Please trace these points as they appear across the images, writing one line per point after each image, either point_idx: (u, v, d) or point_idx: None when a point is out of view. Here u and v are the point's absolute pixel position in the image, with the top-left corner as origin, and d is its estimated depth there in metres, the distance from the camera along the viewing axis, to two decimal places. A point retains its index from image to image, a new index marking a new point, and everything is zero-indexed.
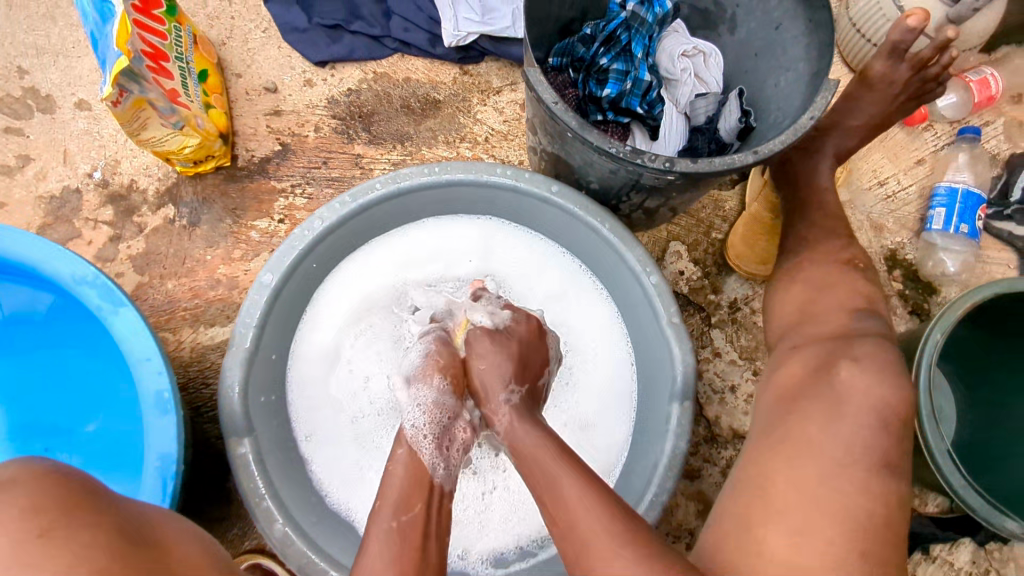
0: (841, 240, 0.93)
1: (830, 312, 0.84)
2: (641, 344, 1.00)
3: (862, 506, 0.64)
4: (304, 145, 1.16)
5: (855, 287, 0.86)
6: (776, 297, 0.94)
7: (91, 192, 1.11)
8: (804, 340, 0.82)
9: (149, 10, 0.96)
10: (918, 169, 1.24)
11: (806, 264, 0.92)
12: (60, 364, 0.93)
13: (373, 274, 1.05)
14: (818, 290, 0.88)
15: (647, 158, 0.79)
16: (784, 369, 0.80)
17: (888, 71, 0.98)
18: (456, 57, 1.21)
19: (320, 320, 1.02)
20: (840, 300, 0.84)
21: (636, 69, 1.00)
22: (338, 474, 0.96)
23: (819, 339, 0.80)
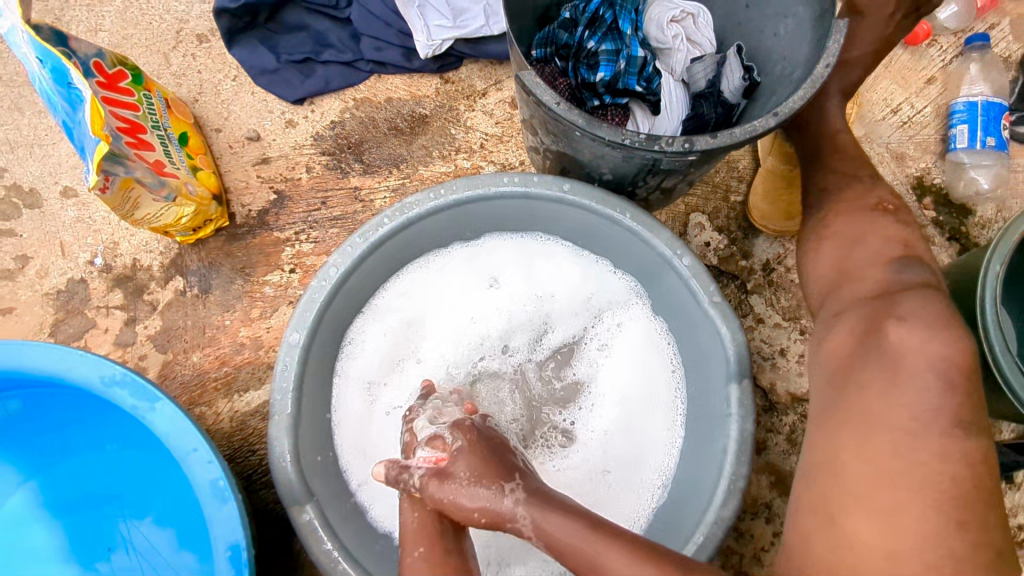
0: (865, 185, 0.90)
1: (864, 267, 0.80)
2: (685, 330, 0.96)
3: (970, 465, 0.61)
4: (299, 189, 1.12)
5: (886, 233, 0.83)
6: (810, 261, 0.88)
7: (96, 279, 1.08)
8: (844, 304, 0.78)
9: (114, 84, 0.93)
10: (930, 89, 1.19)
11: (831, 217, 0.88)
12: (105, 461, 0.91)
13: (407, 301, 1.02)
14: (850, 246, 0.83)
15: (664, 143, 0.75)
16: (830, 339, 0.76)
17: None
18: (435, 67, 1.16)
19: (359, 357, 0.99)
20: (875, 251, 0.81)
21: (627, 47, 0.96)
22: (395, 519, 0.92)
23: (858, 302, 0.76)
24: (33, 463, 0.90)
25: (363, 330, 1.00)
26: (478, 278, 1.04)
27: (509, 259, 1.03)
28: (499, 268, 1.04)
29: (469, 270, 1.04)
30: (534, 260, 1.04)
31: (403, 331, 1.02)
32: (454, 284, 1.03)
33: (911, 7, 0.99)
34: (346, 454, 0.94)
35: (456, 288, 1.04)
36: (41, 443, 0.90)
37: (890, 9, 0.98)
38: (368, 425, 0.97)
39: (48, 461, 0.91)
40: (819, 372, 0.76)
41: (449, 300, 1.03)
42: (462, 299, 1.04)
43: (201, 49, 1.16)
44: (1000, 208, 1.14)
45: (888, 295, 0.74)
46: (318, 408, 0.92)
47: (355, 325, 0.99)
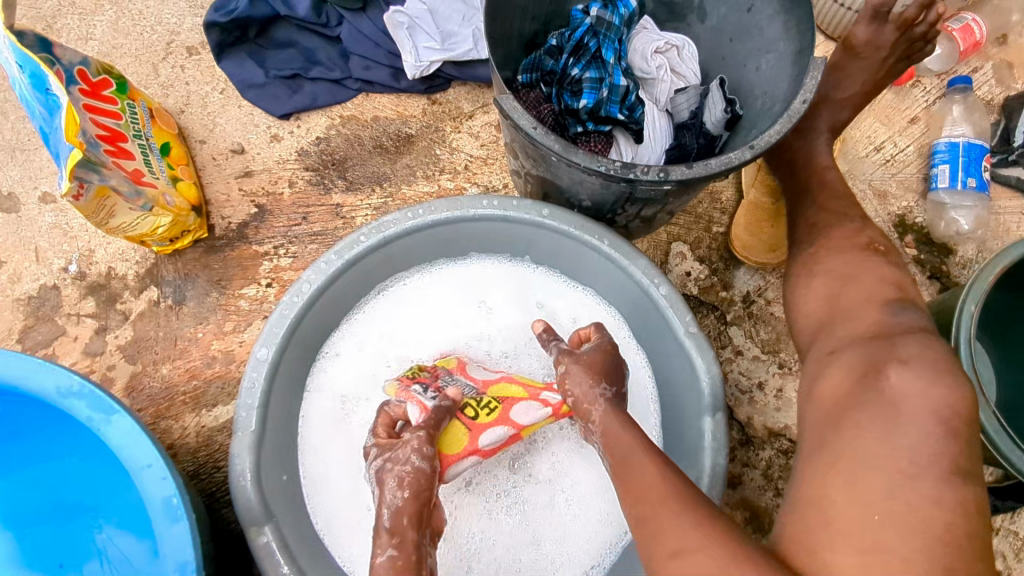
0: (856, 223, 0.88)
1: (857, 305, 0.78)
2: (662, 362, 0.95)
3: (950, 510, 0.58)
4: (280, 203, 1.12)
5: (879, 274, 0.81)
6: (797, 295, 0.87)
7: (69, 287, 1.07)
8: (841, 343, 0.76)
9: (98, 92, 0.93)
10: (914, 128, 1.20)
11: (821, 255, 0.87)
12: (65, 473, 0.88)
13: (398, 303, 1.02)
14: (840, 284, 0.82)
15: (639, 171, 0.74)
16: (825, 378, 0.73)
17: (871, 37, 0.96)
18: (422, 88, 1.16)
19: (340, 355, 0.99)
20: (869, 289, 0.79)
21: (610, 75, 0.96)
22: (341, 527, 0.91)
23: (858, 341, 0.74)
24: None
25: (348, 329, 0.99)
26: (463, 298, 1.03)
27: (502, 280, 1.03)
28: (492, 284, 1.03)
29: (464, 284, 1.03)
30: (523, 283, 1.03)
31: (381, 344, 1.00)
32: (438, 302, 1.02)
33: (903, 53, 0.98)
34: (307, 452, 0.94)
35: (445, 302, 1.03)
36: None
37: (886, 52, 0.97)
38: (334, 439, 0.95)
39: (4, 471, 0.88)
40: (811, 410, 0.73)
41: (438, 309, 1.02)
42: (451, 310, 1.02)
43: (190, 62, 1.17)
44: (981, 249, 1.14)
45: (886, 336, 0.71)
46: (285, 426, 0.91)
47: (332, 336, 0.98)
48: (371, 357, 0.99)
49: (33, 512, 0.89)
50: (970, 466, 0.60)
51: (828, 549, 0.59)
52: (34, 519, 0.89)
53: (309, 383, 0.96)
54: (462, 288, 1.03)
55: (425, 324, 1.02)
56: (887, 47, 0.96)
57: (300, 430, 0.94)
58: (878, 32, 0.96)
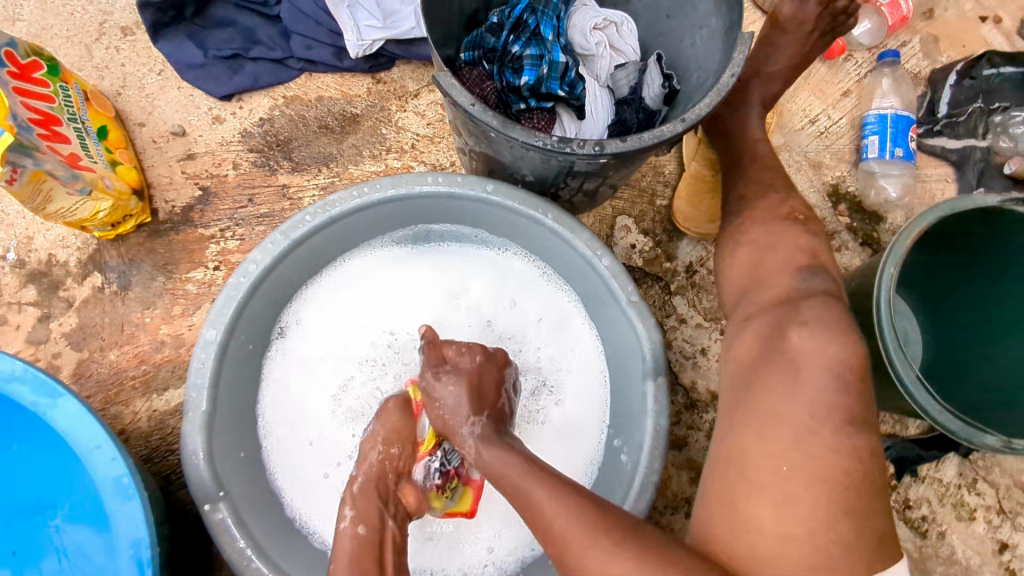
0: (779, 194, 0.91)
1: (773, 272, 0.81)
2: (614, 341, 0.97)
3: (860, 460, 0.63)
4: (225, 185, 1.11)
5: (798, 240, 0.84)
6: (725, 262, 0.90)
7: (9, 275, 1.05)
8: (754, 310, 0.78)
9: (28, 75, 0.91)
10: (846, 101, 1.25)
11: (748, 224, 0.89)
12: (13, 459, 0.87)
13: (363, 271, 1.03)
14: (763, 251, 0.85)
15: (575, 146, 0.77)
16: (740, 342, 0.76)
17: (797, 11, 1.00)
18: (366, 67, 1.16)
19: (305, 322, 1.00)
20: (785, 257, 0.82)
21: (549, 51, 0.97)
22: (296, 490, 0.93)
23: (765, 308, 0.76)
24: None
25: (314, 295, 1.01)
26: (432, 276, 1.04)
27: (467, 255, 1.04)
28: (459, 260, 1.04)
29: (430, 258, 1.04)
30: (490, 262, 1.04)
31: (345, 315, 1.02)
32: (406, 273, 1.04)
33: (828, 26, 1.02)
34: (268, 416, 0.96)
35: (411, 275, 1.04)
36: None
37: (809, 26, 1.00)
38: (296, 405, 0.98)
39: None
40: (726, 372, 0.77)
41: (404, 281, 1.04)
42: (415, 282, 1.04)
43: (125, 42, 1.14)
44: (909, 215, 1.20)
45: (790, 302, 0.74)
46: (236, 405, 0.91)
47: (298, 301, 1.00)
48: (337, 325, 1.01)
49: None
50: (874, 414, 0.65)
51: (754, 499, 0.63)
52: None
53: (272, 348, 0.98)
54: (428, 261, 1.04)
55: (389, 294, 1.03)
56: (811, 21, 1.00)
57: (262, 393, 0.97)
58: (802, 7, 0.99)
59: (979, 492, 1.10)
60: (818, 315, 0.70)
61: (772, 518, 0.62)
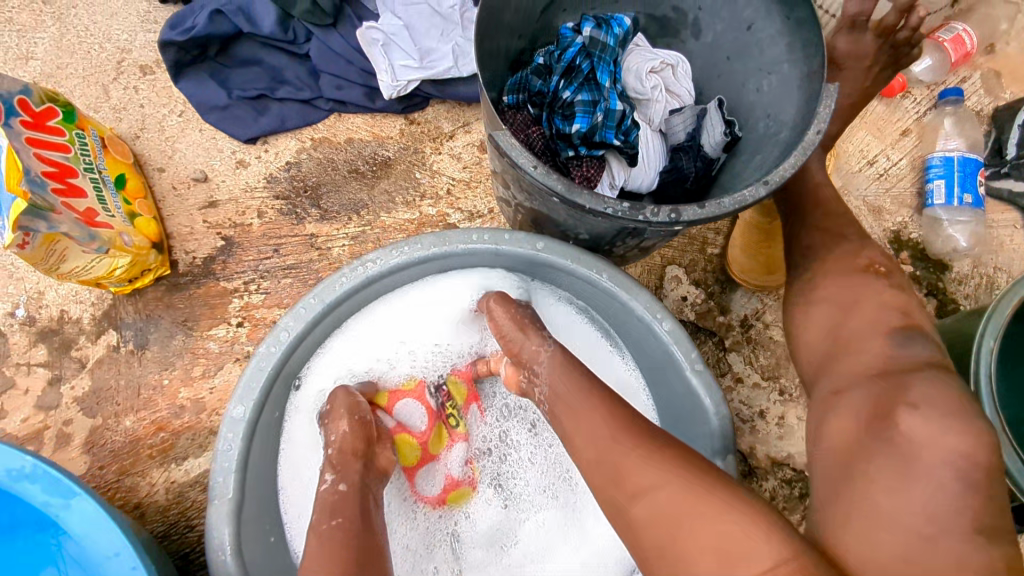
0: (855, 243, 0.86)
1: (864, 337, 0.75)
2: (670, 412, 0.90)
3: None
4: (249, 235, 1.04)
5: (883, 297, 0.78)
6: (800, 322, 0.85)
7: (18, 333, 0.98)
8: (846, 381, 0.72)
9: (41, 123, 0.84)
10: (906, 141, 1.17)
11: (820, 281, 0.84)
12: None
13: (391, 323, 0.93)
14: (846, 311, 0.79)
15: (649, 212, 0.69)
16: (834, 418, 0.69)
17: (853, 47, 0.97)
18: (399, 107, 1.09)
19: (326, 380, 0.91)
20: (874, 318, 0.76)
21: (605, 98, 0.89)
22: None
23: (864, 378, 0.70)
24: None
25: (336, 350, 0.91)
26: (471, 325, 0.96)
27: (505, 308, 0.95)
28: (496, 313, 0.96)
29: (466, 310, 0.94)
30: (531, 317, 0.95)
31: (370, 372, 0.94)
32: (438, 325, 0.94)
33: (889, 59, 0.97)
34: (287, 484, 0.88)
35: (442, 326, 0.95)
36: None
37: (867, 62, 0.97)
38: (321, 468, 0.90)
39: None
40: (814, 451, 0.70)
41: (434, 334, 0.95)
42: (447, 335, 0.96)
43: (144, 82, 1.08)
44: (977, 264, 1.12)
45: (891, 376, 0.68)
46: (264, 483, 0.83)
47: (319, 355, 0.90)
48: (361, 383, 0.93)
49: None
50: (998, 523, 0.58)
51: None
52: None
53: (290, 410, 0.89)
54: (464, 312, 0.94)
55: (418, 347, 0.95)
56: (869, 56, 0.97)
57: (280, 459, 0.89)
58: (858, 42, 0.96)
59: None
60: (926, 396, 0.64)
61: None
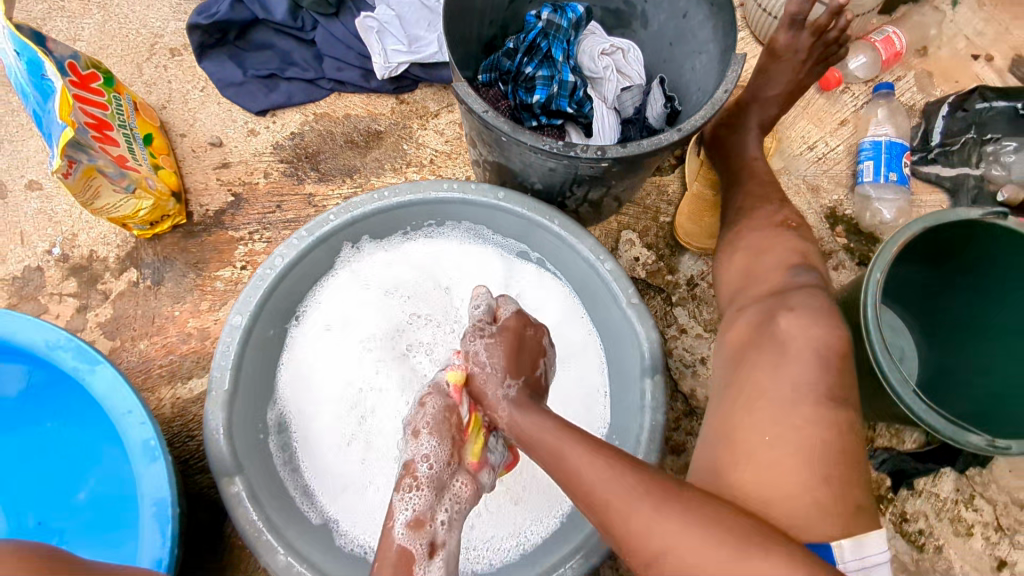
0: (774, 206, 0.97)
1: (769, 269, 0.87)
2: (613, 346, 1.02)
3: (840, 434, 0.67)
4: (256, 192, 1.19)
5: (791, 245, 0.89)
6: (722, 266, 0.96)
7: (52, 268, 1.13)
8: (748, 302, 0.85)
9: (86, 85, 1.00)
10: (843, 130, 1.31)
11: (744, 231, 0.95)
12: (55, 433, 0.96)
13: (388, 261, 1.09)
14: (757, 254, 0.90)
15: (579, 150, 0.83)
16: (732, 327, 0.83)
17: (790, 41, 1.06)
18: (391, 88, 1.25)
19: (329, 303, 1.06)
20: (780, 258, 0.87)
21: (559, 72, 1.05)
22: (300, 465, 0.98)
23: (760, 299, 0.83)
24: None
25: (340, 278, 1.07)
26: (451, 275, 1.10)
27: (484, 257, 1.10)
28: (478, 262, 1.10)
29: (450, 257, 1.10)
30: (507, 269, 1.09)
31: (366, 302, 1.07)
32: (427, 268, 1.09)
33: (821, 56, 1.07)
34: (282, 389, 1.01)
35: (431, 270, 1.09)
36: None
37: (803, 55, 1.06)
38: (309, 389, 1.02)
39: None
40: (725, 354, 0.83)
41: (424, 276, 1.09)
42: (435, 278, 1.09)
43: (173, 62, 1.25)
44: None
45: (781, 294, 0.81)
46: (257, 389, 0.96)
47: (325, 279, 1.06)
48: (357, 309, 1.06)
49: (27, 469, 0.97)
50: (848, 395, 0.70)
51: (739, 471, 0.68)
52: (25, 475, 0.97)
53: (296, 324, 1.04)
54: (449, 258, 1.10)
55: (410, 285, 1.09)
56: (805, 52, 1.06)
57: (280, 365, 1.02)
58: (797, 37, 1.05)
59: (976, 508, 1.11)
60: (802, 301, 0.77)
61: (757, 488, 0.66)
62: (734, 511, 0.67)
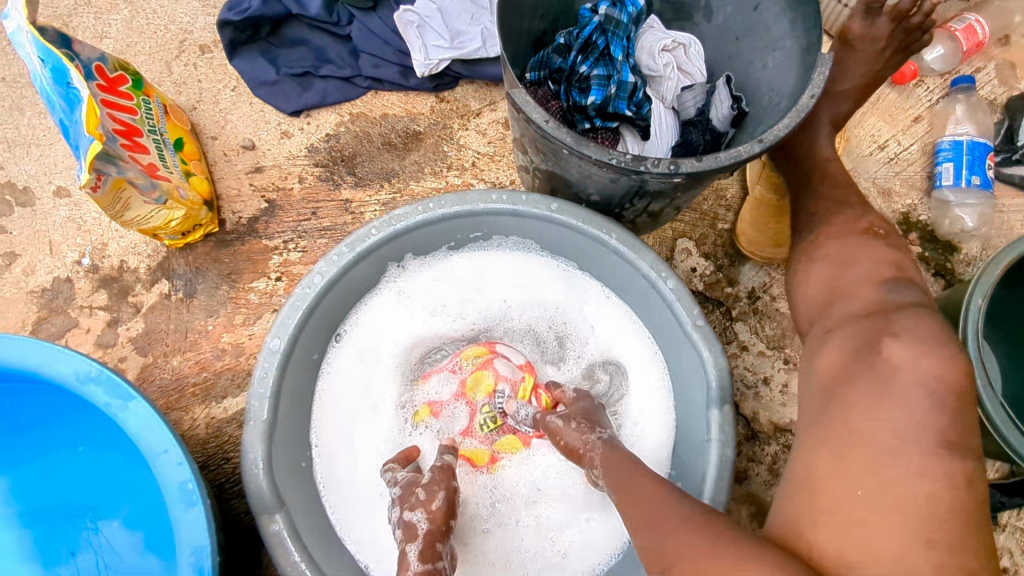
0: (856, 211, 0.89)
1: (856, 284, 0.78)
2: (674, 369, 0.95)
3: (959, 495, 0.59)
4: (290, 198, 1.13)
5: (878, 255, 0.81)
6: (797, 284, 0.87)
7: (82, 279, 1.08)
8: (835, 323, 0.76)
9: (114, 88, 0.94)
10: (917, 127, 1.21)
11: (823, 240, 0.86)
12: (89, 459, 0.92)
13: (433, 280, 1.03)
14: (842, 266, 0.82)
15: (650, 163, 0.75)
16: (821, 354, 0.75)
17: (867, 30, 0.97)
18: (431, 86, 1.18)
19: (371, 325, 1.01)
20: (869, 269, 0.79)
21: (618, 72, 0.96)
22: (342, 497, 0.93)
23: (851, 319, 0.74)
24: (14, 458, 0.92)
25: (382, 299, 1.01)
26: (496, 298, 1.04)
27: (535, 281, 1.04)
28: (528, 284, 1.04)
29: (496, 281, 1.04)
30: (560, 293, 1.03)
31: (409, 323, 1.02)
32: (472, 289, 1.04)
33: (901, 43, 0.98)
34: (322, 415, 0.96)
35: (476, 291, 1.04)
36: (28, 436, 0.91)
37: (881, 44, 0.97)
38: (348, 414, 0.98)
39: (27, 457, 0.93)
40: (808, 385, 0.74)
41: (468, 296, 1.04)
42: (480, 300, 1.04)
43: (203, 60, 1.19)
44: (986, 246, 1.15)
45: (886, 316, 0.71)
46: (297, 415, 0.91)
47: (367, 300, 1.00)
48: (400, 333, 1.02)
49: (58, 496, 0.92)
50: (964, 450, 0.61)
51: None
52: (55, 504, 0.92)
53: (337, 348, 0.99)
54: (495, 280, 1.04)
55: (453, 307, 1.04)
56: (883, 39, 0.97)
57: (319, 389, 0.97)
58: (873, 25, 0.97)
59: None
60: (902, 336, 0.68)
61: None
62: None
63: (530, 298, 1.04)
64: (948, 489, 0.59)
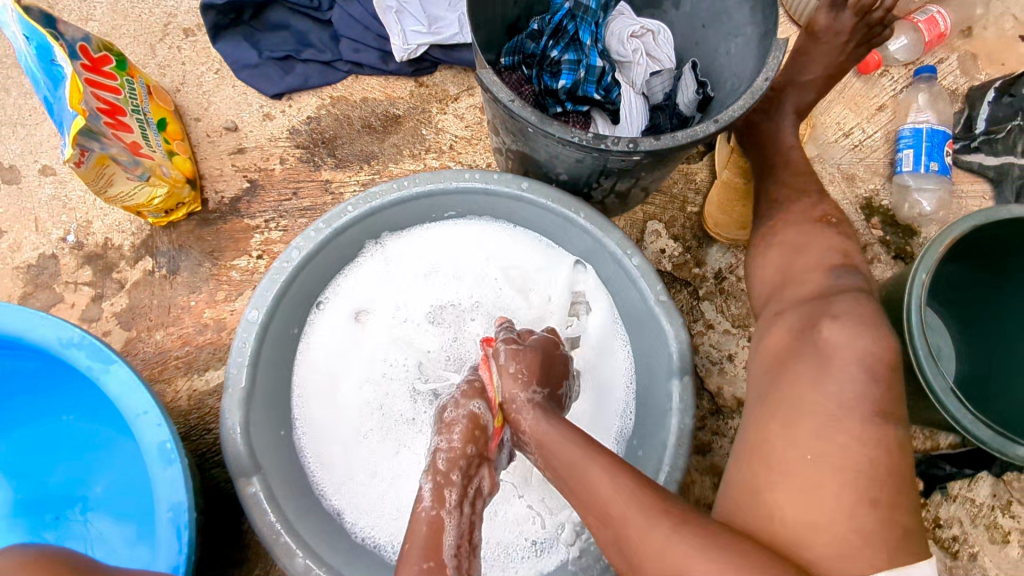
0: (815, 198, 0.92)
1: (808, 270, 0.82)
2: (639, 344, 0.99)
3: (890, 453, 0.62)
4: (272, 179, 1.16)
5: (833, 241, 0.85)
6: (756, 263, 0.91)
7: (68, 256, 1.11)
8: (787, 304, 0.80)
9: (98, 68, 0.97)
10: (881, 116, 1.26)
11: (782, 225, 0.90)
12: (74, 426, 0.96)
13: (413, 249, 1.06)
14: (798, 251, 0.86)
15: (611, 142, 0.79)
16: (769, 335, 0.79)
17: (832, 22, 1.00)
18: (410, 71, 1.21)
19: (352, 292, 1.04)
20: (821, 256, 0.83)
21: (587, 56, 1.01)
22: (321, 457, 0.97)
23: (801, 301, 0.78)
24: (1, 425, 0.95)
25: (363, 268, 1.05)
26: (474, 267, 1.07)
27: (510, 251, 1.06)
28: (505, 255, 1.06)
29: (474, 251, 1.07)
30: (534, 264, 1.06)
31: (389, 290, 1.05)
32: (451, 258, 1.07)
33: (863, 38, 1.01)
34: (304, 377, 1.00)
35: (454, 260, 1.07)
36: (14, 404, 0.95)
37: (844, 38, 1.00)
38: (329, 376, 1.01)
39: (14, 424, 0.96)
40: (760, 361, 0.78)
41: (447, 265, 1.07)
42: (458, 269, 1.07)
43: (187, 43, 1.21)
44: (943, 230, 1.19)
45: (838, 294, 0.75)
46: (275, 383, 0.95)
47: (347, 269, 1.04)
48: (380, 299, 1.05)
49: (43, 463, 0.96)
50: (897, 413, 0.65)
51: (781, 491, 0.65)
52: (41, 470, 0.95)
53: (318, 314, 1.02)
54: (472, 250, 1.07)
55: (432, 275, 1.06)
56: (845, 34, 1.00)
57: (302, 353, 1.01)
58: (838, 18, 1.00)
59: (1014, 515, 1.07)
60: (846, 308, 0.71)
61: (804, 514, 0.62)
62: (774, 531, 0.63)
63: (506, 268, 1.06)
64: (880, 447, 0.63)
